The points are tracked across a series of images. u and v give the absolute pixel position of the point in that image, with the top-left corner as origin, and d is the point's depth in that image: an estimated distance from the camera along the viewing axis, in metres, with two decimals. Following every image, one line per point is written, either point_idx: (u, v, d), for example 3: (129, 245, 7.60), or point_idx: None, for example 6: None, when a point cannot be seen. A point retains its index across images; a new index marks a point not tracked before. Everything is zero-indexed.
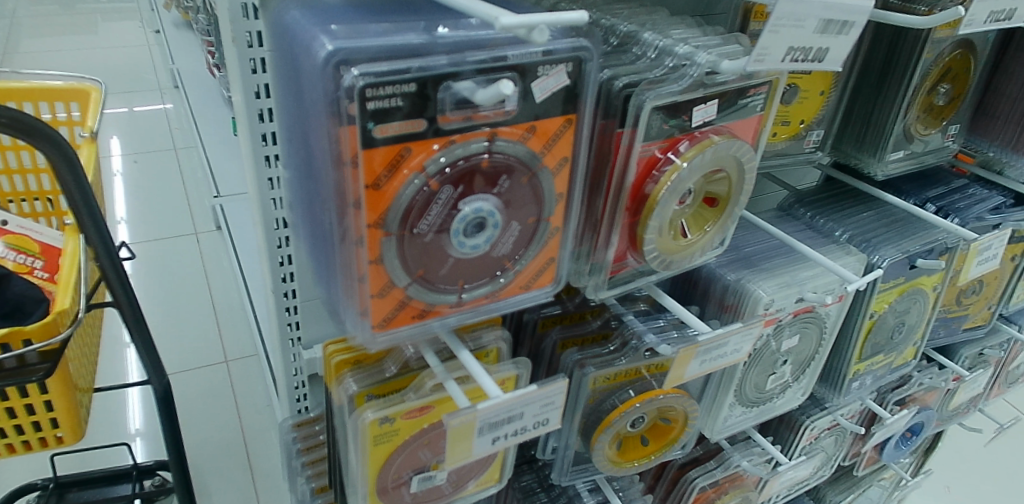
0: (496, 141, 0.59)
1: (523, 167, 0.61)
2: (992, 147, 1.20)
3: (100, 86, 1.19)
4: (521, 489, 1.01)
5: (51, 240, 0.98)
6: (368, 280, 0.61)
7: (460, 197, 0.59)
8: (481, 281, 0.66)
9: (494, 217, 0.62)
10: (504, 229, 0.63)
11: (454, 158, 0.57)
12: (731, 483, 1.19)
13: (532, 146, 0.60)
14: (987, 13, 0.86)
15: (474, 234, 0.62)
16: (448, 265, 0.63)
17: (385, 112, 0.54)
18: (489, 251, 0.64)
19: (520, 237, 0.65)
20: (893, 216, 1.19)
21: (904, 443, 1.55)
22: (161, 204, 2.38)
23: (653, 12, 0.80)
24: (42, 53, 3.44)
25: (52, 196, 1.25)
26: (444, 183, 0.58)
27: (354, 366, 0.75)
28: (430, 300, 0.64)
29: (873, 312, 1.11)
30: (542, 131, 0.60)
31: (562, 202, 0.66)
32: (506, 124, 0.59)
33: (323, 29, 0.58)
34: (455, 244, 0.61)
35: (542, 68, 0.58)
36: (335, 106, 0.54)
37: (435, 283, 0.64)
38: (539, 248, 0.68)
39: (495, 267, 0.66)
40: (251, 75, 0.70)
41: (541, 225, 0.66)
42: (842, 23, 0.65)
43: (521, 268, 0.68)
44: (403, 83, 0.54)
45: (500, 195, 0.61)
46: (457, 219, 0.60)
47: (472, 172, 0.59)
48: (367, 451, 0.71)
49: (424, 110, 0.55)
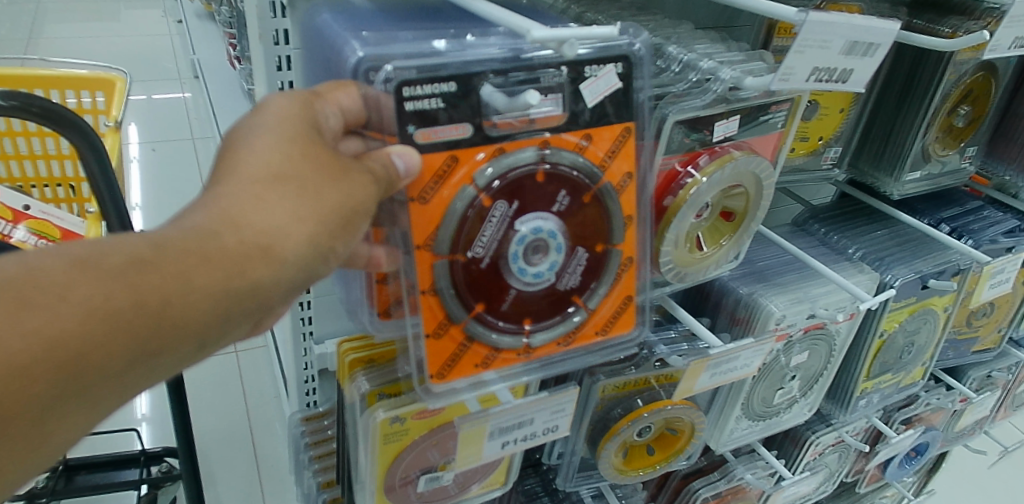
0: (549, 149, 0.59)
1: (586, 183, 0.62)
2: (1008, 170, 1.21)
3: (125, 76, 1.21)
4: (524, 492, 1.03)
5: (71, 226, 1.12)
6: (422, 319, 0.61)
7: (516, 215, 0.60)
8: (550, 321, 0.66)
9: (555, 239, 0.61)
10: (568, 255, 0.63)
11: (502, 169, 0.58)
12: (733, 495, 1.19)
13: (590, 157, 0.61)
14: (1012, 39, 0.86)
15: (536, 260, 0.62)
16: (510, 300, 0.63)
17: (426, 114, 0.56)
18: (555, 283, 0.64)
19: (588, 268, 0.65)
20: (907, 235, 1.19)
21: (909, 462, 1.56)
22: (176, 189, 2.39)
23: (678, 26, 0.80)
24: (60, 38, 3.44)
25: (75, 182, 1.28)
26: (495, 197, 0.59)
27: (366, 365, 0.77)
28: (495, 344, 0.65)
29: (883, 331, 1.12)
30: (597, 139, 0.62)
31: (629, 225, 0.66)
32: (562, 131, 0.60)
33: (354, 34, 0.61)
34: (515, 270, 0.61)
35: (589, 68, 0.59)
36: (375, 103, 0.57)
37: (496, 322, 0.64)
38: (610, 284, 0.67)
39: (563, 304, 0.66)
40: (276, 73, 0.71)
41: (609, 253, 0.66)
42: (868, 44, 0.65)
43: (593, 307, 0.67)
44: (441, 82, 0.55)
45: (560, 213, 0.61)
46: (515, 241, 0.60)
47: (526, 184, 0.59)
48: (377, 449, 0.72)
49: (463, 112, 0.57)
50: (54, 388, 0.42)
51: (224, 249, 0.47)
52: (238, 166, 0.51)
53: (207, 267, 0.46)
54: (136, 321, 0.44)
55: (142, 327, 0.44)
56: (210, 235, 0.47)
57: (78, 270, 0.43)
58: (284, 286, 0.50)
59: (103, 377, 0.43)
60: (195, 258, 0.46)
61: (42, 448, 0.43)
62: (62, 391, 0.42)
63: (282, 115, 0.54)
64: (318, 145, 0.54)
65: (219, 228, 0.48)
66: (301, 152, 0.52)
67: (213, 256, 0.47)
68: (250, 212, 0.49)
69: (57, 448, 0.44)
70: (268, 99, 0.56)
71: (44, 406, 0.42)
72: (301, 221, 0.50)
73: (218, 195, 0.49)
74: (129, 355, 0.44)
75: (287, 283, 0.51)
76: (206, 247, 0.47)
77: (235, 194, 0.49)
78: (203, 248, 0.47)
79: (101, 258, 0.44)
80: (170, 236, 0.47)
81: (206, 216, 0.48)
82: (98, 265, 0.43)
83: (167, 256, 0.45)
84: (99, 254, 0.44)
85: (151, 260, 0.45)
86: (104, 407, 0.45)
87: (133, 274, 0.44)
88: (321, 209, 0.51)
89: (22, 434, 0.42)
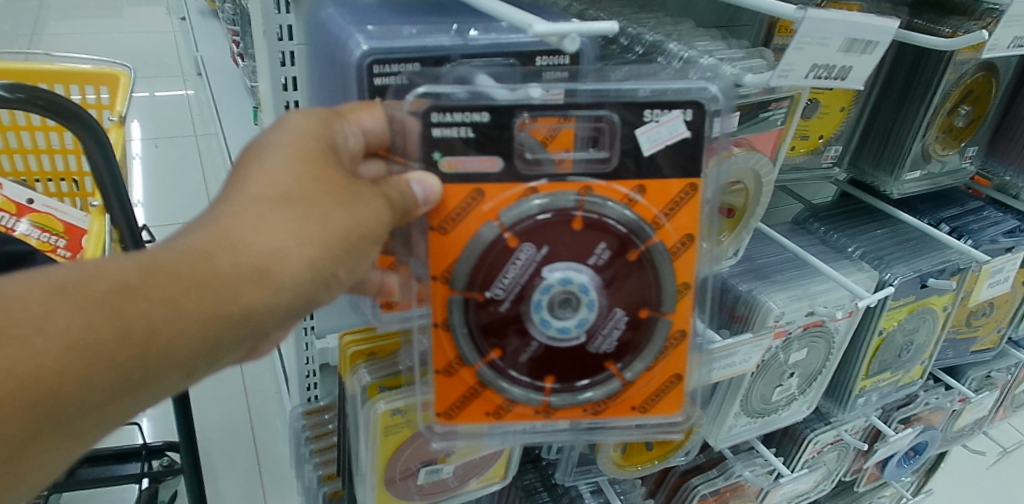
0: (591, 195, 0.59)
1: (636, 240, 0.60)
2: (1008, 170, 1.21)
3: (129, 70, 1.22)
4: (523, 487, 1.04)
5: (74, 220, 1.13)
6: (434, 353, 0.63)
7: (543, 262, 0.59)
8: (571, 386, 0.64)
9: (588, 296, 0.60)
10: (602, 314, 0.61)
11: (545, 210, 0.59)
12: (731, 492, 1.19)
13: (640, 210, 0.60)
14: (1012, 38, 0.86)
15: (563, 314, 0.61)
16: (529, 352, 0.62)
17: (451, 143, 0.58)
18: (585, 342, 0.62)
19: (625, 331, 0.63)
20: (906, 234, 1.19)
21: (908, 461, 1.57)
22: (178, 185, 2.40)
23: (680, 23, 0.81)
24: (65, 35, 3.46)
25: (79, 176, 1.29)
26: (522, 240, 0.59)
27: (369, 358, 0.78)
28: (508, 396, 0.64)
29: (882, 329, 1.12)
30: (653, 190, 0.61)
31: (685, 292, 0.64)
32: (605, 180, 0.60)
33: (359, 28, 0.64)
34: (538, 321, 0.60)
35: (652, 114, 0.58)
36: (399, 125, 0.59)
37: (513, 374, 0.63)
38: (651, 357, 0.64)
39: (593, 370, 0.63)
40: (279, 68, 0.75)
41: (654, 319, 0.63)
42: (866, 42, 0.65)
43: (630, 378, 0.64)
44: (474, 112, 0.57)
45: (596, 267, 0.60)
46: (540, 288, 0.59)
47: (558, 229, 0.59)
48: (378, 441, 0.73)
49: (495, 146, 0.58)
50: (43, 417, 0.43)
51: (218, 272, 0.48)
52: (245, 184, 0.52)
53: (197, 293, 0.47)
54: (119, 351, 0.44)
55: (127, 356, 0.45)
56: (204, 257, 0.48)
57: (57, 297, 0.43)
58: (278, 310, 0.51)
59: (90, 405, 0.45)
60: (184, 284, 0.47)
61: (28, 470, 0.45)
62: (49, 419, 0.43)
63: (299, 131, 0.56)
64: (333, 168, 0.55)
65: (213, 249, 0.48)
66: (312, 175, 0.53)
67: (204, 281, 0.47)
68: (249, 235, 0.50)
69: (50, 466, 0.46)
70: (287, 117, 0.57)
71: (21, 438, 0.43)
72: (300, 247, 0.51)
73: (219, 215, 0.50)
74: (110, 385, 0.45)
75: (282, 306, 0.51)
76: (197, 271, 0.47)
77: (236, 215, 0.50)
78: (196, 272, 0.47)
79: (83, 283, 0.44)
80: (159, 258, 0.47)
81: (202, 237, 0.49)
82: (79, 293, 0.44)
83: (154, 282, 0.46)
84: (81, 280, 0.44)
85: (137, 285, 0.45)
86: (95, 427, 0.46)
87: (116, 301, 0.44)
88: (326, 235, 0.52)
89: (3, 462, 0.43)
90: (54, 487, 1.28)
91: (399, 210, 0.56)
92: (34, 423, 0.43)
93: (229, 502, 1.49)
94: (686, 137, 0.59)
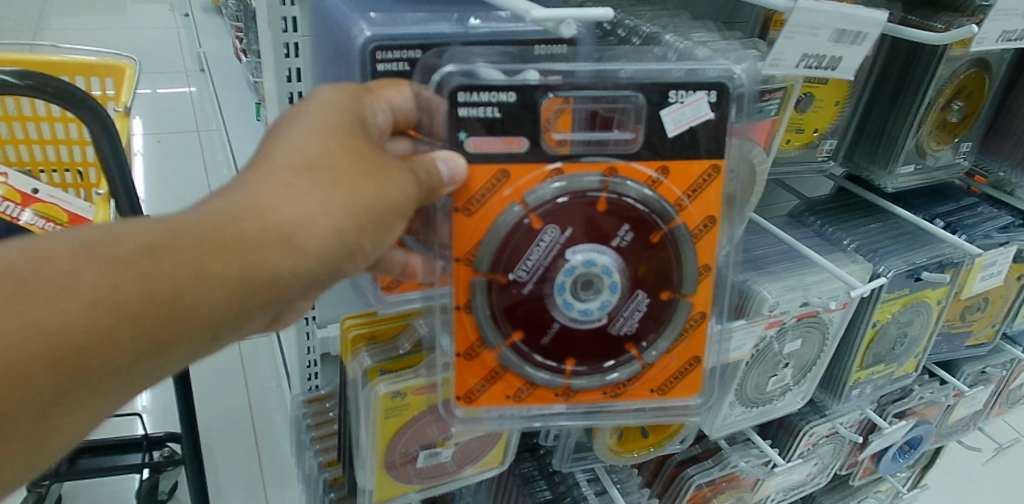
0: (613, 176, 0.62)
1: (657, 221, 0.64)
2: (1002, 166, 1.23)
3: (134, 62, 1.24)
4: (521, 475, 1.07)
5: (78, 210, 1.15)
6: (455, 337, 0.67)
7: (567, 244, 0.63)
8: (592, 370, 0.68)
9: (610, 277, 0.64)
10: (624, 297, 0.65)
11: (567, 190, 0.62)
12: (727, 483, 1.21)
13: (662, 190, 0.64)
14: (1000, 32, 0.87)
15: (586, 296, 0.65)
16: (551, 334, 0.66)
17: (477, 121, 0.60)
18: (606, 325, 0.66)
19: (647, 314, 0.67)
20: (901, 228, 1.21)
21: (902, 456, 1.59)
22: (180, 181, 2.42)
23: (676, 16, 0.83)
24: (68, 31, 3.48)
25: (84, 167, 1.30)
26: (546, 221, 0.62)
27: (370, 342, 0.79)
28: (530, 377, 0.67)
29: (876, 322, 1.14)
30: (675, 172, 0.64)
31: (704, 275, 0.68)
32: (626, 160, 0.63)
33: (362, 15, 0.67)
34: (561, 303, 0.64)
35: (677, 95, 0.61)
36: (426, 103, 0.62)
37: (533, 356, 0.66)
38: (671, 338, 0.69)
39: (613, 351, 0.67)
40: (284, 59, 0.77)
41: (674, 301, 0.67)
42: (856, 34, 0.67)
43: (651, 360, 0.69)
44: (500, 92, 0.59)
45: (619, 249, 0.63)
46: (564, 270, 0.63)
47: (581, 210, 0.62)
48: (377, 423, 0.75)
49: (519, 128, 0.61)
50: (70, 377, 0.44)
51: (242, 235, 0.50)
52: (276, 152, 0.55)
53: (223, 256, 0.49)
54: (145, 311, 0.46)
55: (151, 316, 0.46)
56: (230, 220, 0.50)
57: (85, 255, 0.45)
58: (301, 276, 0.53)
59: (116, 368, 0.46)
60: (209, 246, 0.49)
61: (53, 436, 0.46)
62: (75, 380, 0.44)
63: (327, 103, 0.58)
64: (361, 140, 0.58)
65: (240, 213, 0.51)
66: (342, 145, 0.56)
67: (230, 244, 0.50)
68: (276, 201, 0.52)
69: (71, 434, 0.47)
70: (319, 91, 0.60)
71: (48, 400, 0.43)
72: (326, 215, 0.53)
73: (246, 182, 0.53)
74: (135, 345, 0.46)
75: (305, 274, 0.53)
76: (223, 234, 0.50)
77: (264, 182, 0.53)
78: (222, 234, 0.50)
79: (108, 244, 0.46)
80: (185, 222, 0.49)
81: (229, 202, 0.51)
82: (106, 252, 0.46)
83: (182, 244, 0.48)
84: (108, 241, 0.47)
85: (164, 246, 0.48)
86: (119, 393, 0.48)
87: (143, 261, 0.46)
88: (352, 204, 0.54)
89: (29, 426, 0.44)
90: (56, 475, 1.29)
91: (423, 185, 0.58)
92: (62, 383, 0.44)
93: (229, 493, 1.50)
94: (710, 118, 0.62)
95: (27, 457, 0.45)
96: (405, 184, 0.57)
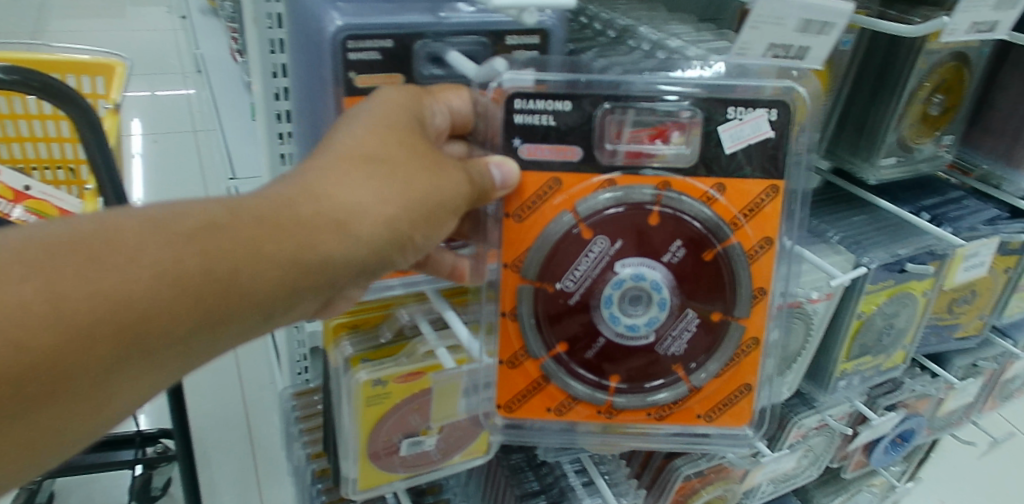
0: (667, 189, 0.65)
1: (711, 237, 0.66)
2: (986, 159, 1.24)
3: (125, 60, 1.26)
4: (510, 466, 1.09)
5: (69, 206, 1.17)
6: (499, 345, 0.70)
7: (615, 255, 0.66)
8: (639, 388, 0.70)
9: (659, 294, 0.67)
10: (672, 315, 0.68)
11: (618, 200, 0.64)
12: (716, 474, 1.23)
13: (718, 207, 0.66)
14: (969, 24, 0.90)
15: (634, 312, 0.67)
16: (596, 348, 0.69)
17: (533, 129, 0.64)
18: (654, 342, 0.69)
19: (696, 333, 0.69)
20: (886, 220, 1.22)
21: (895, 449, 1.59)
22: (177, 180, 2.44)
23: (654, 11, 0.86)
24: (67, 33, 3.50)
25: (74, 164, 1.35)
26: (597, 232, 0.65)
27: (351, 331, 0.81)
28: (573, 392, 0.70)
29: (861, 313, 1.15)
30: (731, 187, 0.66)
31: (761, 298, 0.69)
32: (683, 173, 0.65)
33: (331, 6, 0.69)
34: (607, 317, 0.67)
35: (736, 112, 0.63)
36: (483, 110, 0.66)
37: (576, 371, 0.69)
38: (721, 362, 0.70)
39: (661, 369, 0.70)
40: (269, 55, 0.79)
41: (726, 322, 0.69)
42: (822, 23, 0.69)
43: (699, 384, 0.70)
44: (557, 102, 0.63)
45: (670, 265, 0.66)
46: (613, 283, 0.66)
47: (630, 221, 0.65)
48: (359, 411, 0.76)
49: (572, 137, 0.64)
50: (130, 346, 0.48)
51: (298, 217, 0.54)
52: (336, 144, 0.59)
53: (276, 238, 0.53)
54: (203, 285, 0.50)
55: (208, 291, 0.50)
56: (287, 203, 0.55)
57: (151, 229, 0.49)
58: (350, 263, 0.57)
59: (173, 341, 0.50)
60: (265, 227, 0.53)
61: (110, 403, 0.50)
62: (135, 349, 0.48)
63: (387, 101, 0.63)
64: (418, 136, 0.62)
65: (296, 197, 0.55)
66: (399, 141, 0.60)
67: (284, 225, 0.54)
68: (332, 189, 0.56)
69: (124, 401, 0.51)
70: (383, 89, 0.65)
71: (111, 363, 0.48)
72: (380, 206, 0.57)
73: (307, 169, 0.57)
74: (190, 319, 0.50)
75: (353, 261, 0.57)
76: (279, 216, 0.54)
77: (321, 170, 0.57)
78: (277, 215, 0.54)
79: (172, 220, 0.50)
80: (246, 204, 0.54)
81: (288, 188, 0.56)
82: (171, 227, 0.50)
83: (240, 223, 0.52)
84: (173, 217, 0.51)
85: (224, 224, 0.52)
86: (174, 367, 0.52)
87: (204, 236, 0.51)
88: (404, 198, 0.59)
89: (93, 389, 0.48)
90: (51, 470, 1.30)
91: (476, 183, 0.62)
92: (121, 351, 0.48)
93: (224, 488, 1.52)
94: (768, 136, 0.64)
95: (90, 418, 0.50)
96: (457, 179, 0.61)
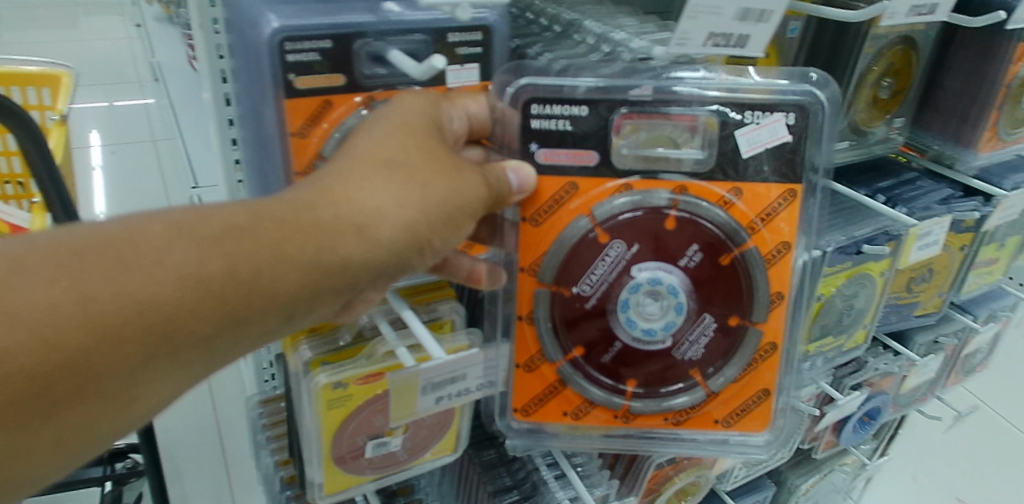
0: (682, 195, 0.72)
1: (727, 243, 0.73)
2: (936, 139, 1.25)
3: (70, 70, 1.24)
4: (483, 463, 1.09)
5: (19, 220, 1.15)
6: (517, 349, 0.78)
7: (631, 259, 0.73)
8: (656, 391, 0.78)
9: (675, 297, 0.74)
10: (688, 319, 0.75)
11: (635, 205, 0.72)
12: (688, 461, 1.25)
13: (734, 212, 0.73)
14: (909, 6, 0.91)
15: (650, 317, 0.75)
16: (613, 352, 0.76)
17: (550, 132, 0.71)
18: (670, 346, 0.76)
19: (710, 338, 0.77)
20: (842, 204, 1.25)
21: (863, 427, 1.63)
22: (138, 191, 2.40)
23: (603, 7, 0.88)
24: (18, 44, 3.43)
25: (23, 179, 1.36)
26: (613, 237, 0.73)
27: (310, 334, 0.80)
28: (591, 396, 0.78)
29: (821, 295, 1.17)
30: (748, 193, 0.73)
31: (778, 302, 0.77)
32: (699, 181, 0.73)
33: (269, 8, 0.68)
34: (624, 321, 0.75)
35: (753, 116, 0.71)
36: (501, 115, 0.72)
37: (593, 374, 0.77)
38: (735, 365, 0.78)
39: (677, 372, 0.77)
40: (217, 60, 0.77)
41: (741, 326, 0.77)
42: (760, 11, 0.71)
43: (715, 388, 0.78)
44: (573, 106, 0.71)
45: (686, 268, 0.74)
46: (630, 287, 0.74)
47: (645, 226, 0.73)
48: (321, 414, 0.76)
49: (586, 142, 0.71)
50: (155, 345, 0.51)
51: (320, 219, 0.58)
52: (356, 148, 0.63)
53: (301, 242, 0.56)
54: (228, 287, 0.53)
55: (232, 292, 0.53)
56: (310, 206, 0.58)
57: (174, 232, 0.53)
58: (370, 264, 0.60)
59: (200, 340, 0.53)
60: (290, 231, 0.56)
61: (135, 403, 0.53)
62: (163, 348, 0.51)
63: (406, 107, 0.67)
64: (434, 140, 0.66)
65: (318, 201, 0.58)
66: (416, 145, 0.64)
67: (308, 231, 0.57)
68: (354, 193, 0.60)
69: (151, 399, 0.54)
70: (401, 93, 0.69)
71: (139, 361, 0.50)
72: (400, 210, 0.61)
73: (332, 173, 0.61)
74: (213, 320, 0.53)
75: (375, 263, 0.60)
76: (303, 219, 0.57)
77: (343, 176, 0.60)
78: (301, 219, 0.57)
79: (198, 224, 0.54)
80: (270, 207, 0.57)
81: (311, 191, 0.59)
82: (195, 230, 0.53)
83: (263, 228, 0.55)
84: (197, 221, 0.54)
85: (246, 227, 0.55)
86: (200, 367, 0.55)
87: (227, 239, 0.54)
88: (423, 201, 0.62)
89: (120, 385, 0.51)
90: None
91: (488, 185, 0.66)
92: (145, 349, 0.50)
93: None
94: (788, 139, 0.72)
95: (118, 416, 0.52)
96: (472, 181, 0.66)
